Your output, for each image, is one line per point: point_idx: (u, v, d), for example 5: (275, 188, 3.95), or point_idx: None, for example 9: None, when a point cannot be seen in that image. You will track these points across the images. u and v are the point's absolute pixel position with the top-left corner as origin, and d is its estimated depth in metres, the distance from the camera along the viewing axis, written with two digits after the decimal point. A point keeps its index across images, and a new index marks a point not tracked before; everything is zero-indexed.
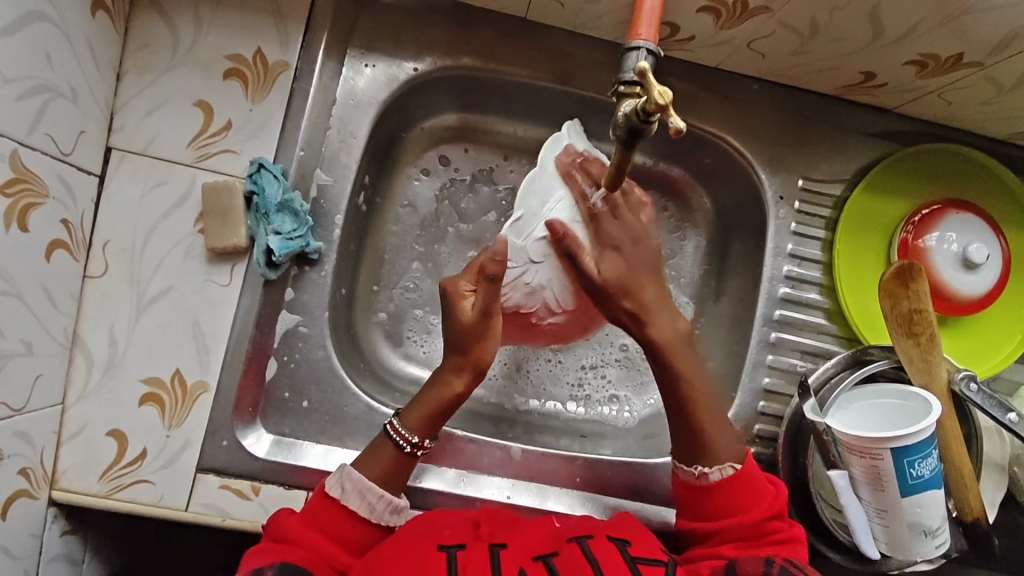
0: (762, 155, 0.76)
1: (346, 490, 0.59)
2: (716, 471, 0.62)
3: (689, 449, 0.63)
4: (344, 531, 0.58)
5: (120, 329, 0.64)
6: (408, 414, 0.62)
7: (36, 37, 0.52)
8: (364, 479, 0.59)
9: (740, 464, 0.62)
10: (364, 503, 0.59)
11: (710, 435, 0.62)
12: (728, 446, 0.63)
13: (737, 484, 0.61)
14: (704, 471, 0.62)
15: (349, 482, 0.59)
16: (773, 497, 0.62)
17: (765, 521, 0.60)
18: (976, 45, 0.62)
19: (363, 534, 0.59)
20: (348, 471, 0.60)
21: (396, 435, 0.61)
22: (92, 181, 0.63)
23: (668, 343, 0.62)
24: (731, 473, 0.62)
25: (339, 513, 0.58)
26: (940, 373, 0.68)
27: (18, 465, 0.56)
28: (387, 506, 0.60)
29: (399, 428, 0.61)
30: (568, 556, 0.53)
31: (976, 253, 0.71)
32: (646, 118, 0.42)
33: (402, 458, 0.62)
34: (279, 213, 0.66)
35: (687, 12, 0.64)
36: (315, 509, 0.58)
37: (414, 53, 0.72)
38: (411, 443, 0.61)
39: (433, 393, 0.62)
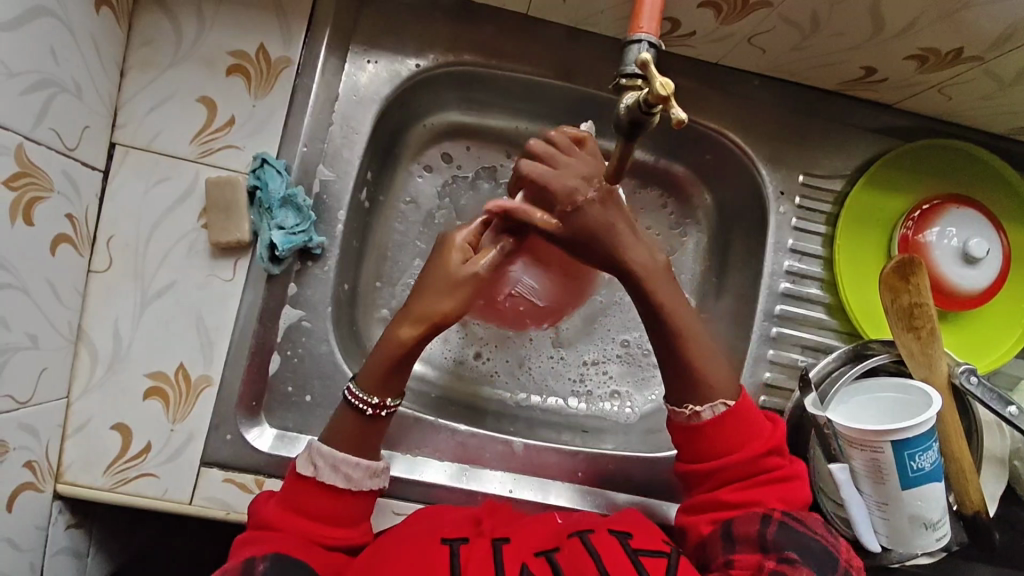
0: (763, 151, 0.77)
1: (319, 466, 0.59)
2: (707, 408, 0.60)
3: (680, 390, 0.61)
4: (325, 507, 0.58)
5: (124, 324, 0.64)
6: (363, 376, 0.61)
7: (41, 32, 0.53)
8: (335, 453, 0.59)
9: (734, 401, 0.60)
10: (340, 475, 0.59)
11: (704, 372, 0.60)
12: (723, 383, 0.61)
13: (733, 421, 0.60)
14: (697, 410, 0.60)
15: (318, 457, 0.59)
16: (770, 434, 0.61)
17: (763, 457, 0.60)
18: (975, 39, 0.62)
19: (346, 506, 0.59)
20: (318, 448, 0.59)
21: (355, 399, 0.60)
22: (96, 175, 0.63)
23: (650, 275, 0.59)
24: (723, 411, 0.60)
25: (316, 492, 0.58)
26: (940, 366, 0.68)
27: (24, 457, 0.57)
28: (366, 472, 0.60)
29: (355, 393, 0.60)
30: (569, 551, 0.54)
31: (977, 247, 0.71)
32: (648, 109, 0.43)
33: (368, 423, 0.61)
34: (283, 207, 0.67)
35: (687, 8, 0.65)
36: (294, 493, 0.58)
37: (416, 50, 0.73)
38: (370, 404, 0.60)
39: (385, 348, 0.61)
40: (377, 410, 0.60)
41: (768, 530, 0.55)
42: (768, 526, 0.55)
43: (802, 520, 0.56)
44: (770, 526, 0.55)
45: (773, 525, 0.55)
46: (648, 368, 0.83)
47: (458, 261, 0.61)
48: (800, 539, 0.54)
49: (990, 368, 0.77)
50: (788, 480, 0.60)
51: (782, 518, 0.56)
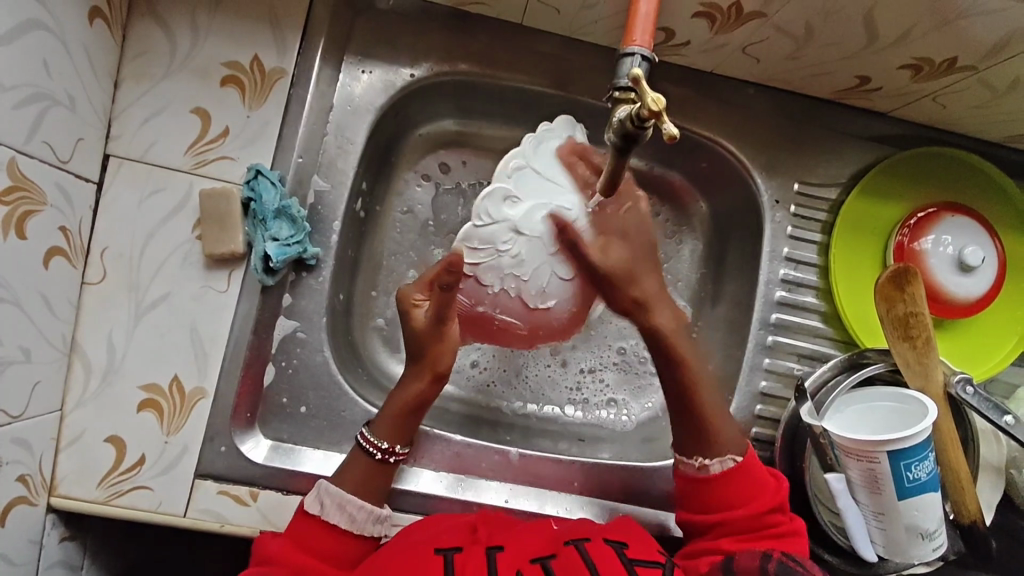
0: (758, 160, 0.77)
1: (324, 505, 0.59)
2: (717, 463, 0.62)
3: (692, 442, 0.64)
4: (326, 546, 0.58)
5: (118, 336, 0.64)
6: (376, 423, 0.63)
7: (34, 45, 0.53)
8: (342, 492, 0.60)
9: (742, 457, 0.63)
10: (344, 516, 0.59)
11: (715, 427, 0.63)
12: (732, 440, 0.64)
13: (740, 477, 0.62)
14: (706, 463, 0.63)
15: (326, 497, 0.59)
16: (773, 490, 0.62)
17: (768, 514, 0.60)
18: (968, 49, 0.62)
19: (348, 547, 0.59)
20: (325, 487, 0.60)
21: (367, 444, 0.62)
22: (90, 187, 0.63)
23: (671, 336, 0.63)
24: (732, 466, 0.62)
25: (321, 530, 0.58)
26: (936, 376, 0.68)
27: (17, 471, 0.57)
28: (369, 517, 0.60)
29: (369, 437, 0.62)
30: (565, 559, 0.53)
31: (972, 256, 0.71)
32: (640, 123, 0.42)
33: (374, 467, 0.62)
34: (277, 219, 0.67)
35: (681, 17, 0.65)
36: (296, 528, 0.58)
37: (410, 59, 0.73)
38: (379, 449, 0.62)
39: (398, 397, 0.63)
40: (382, 456, 0.62)
41: (769, 564, 0.54)
42: (768, 561, 0.54)
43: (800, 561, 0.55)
44: (769, 563, 0.54)
45: (772, 563, 0.54)
46: (645, 376, 0.82)
47: (421, 313, 0.61)
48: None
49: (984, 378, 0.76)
50: (789, 536, 0.60)
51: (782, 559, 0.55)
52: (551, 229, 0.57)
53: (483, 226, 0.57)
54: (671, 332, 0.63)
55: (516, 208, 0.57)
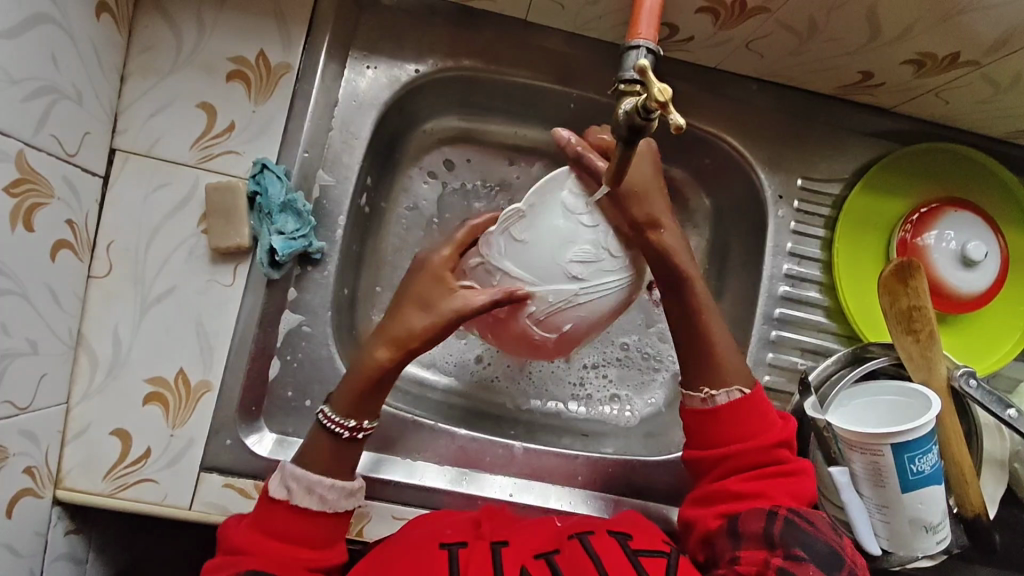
0: (761, 155, 0.77)
1: (290, 489, 0.57)
2: (722, 394, 0.61)
3: (699, 372, 0.62)
4: (300, 529, 0.57)
5: (124, 329, 0.64)
6: (336, 398, 0.60)
7: (42, 39, 0.53)
8: (307, 474, 0.58)
9: (749, 388, 0.62)
10: (314, 498, 0.58)
11: (722, 357, 0.62)
12: (738, 371, 0.62)
13: (746, 408, 0.61)
14: (711, 394, 0.61)
15: (290, 479, 0.58)
16: (779, 424, 0.61)
17: (776, 447, 0.60)
18: (971, 44, 0.63)
19: (323, 529, 0.58)
20: (288, 471, 0.58)
21: (329, 422, 0.59)
22: (96, 181, 0.63)
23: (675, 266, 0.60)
24: (739, 396, 0.61)
25: (289, 514, 0.57)
26: (939, 369, 0.68)
27: (23, 463, 0.57)
28: (339, 493, 0.58)
29: (329, 415, 0.60)
30: (569, 554, 0.54)
31: (974, 251, 0.71)
32: (647, 115, 0.42)
33: (339, 446, 0.60)
34: (283, 213, 0.67)
35: (685, 13, 0.65)
36: (266, 514, 0.57)
37: (415, 55, 0.73)
38: (343, 427, 0.59)
39: (357, 374, 0.60)
40: (348, 434, 0.59)
41: (774, 526, 0.55)
42: (773, 523, 0.55)
43: (806, 516, 0.56)
44: (776, 521, 0.55)
45: (778, 523, 0.55)
46: (649, 372, 0.82)
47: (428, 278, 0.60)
48: (806, 538, 0.54)
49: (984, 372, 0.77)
50: (795, 473, 0.60)
51: (788, 516, 0.56)
52: (525, 263, 0.57)
53: (470, 260, 0.60)
54: (681, 254, 0.61)
55: (493, 245, 0.58)
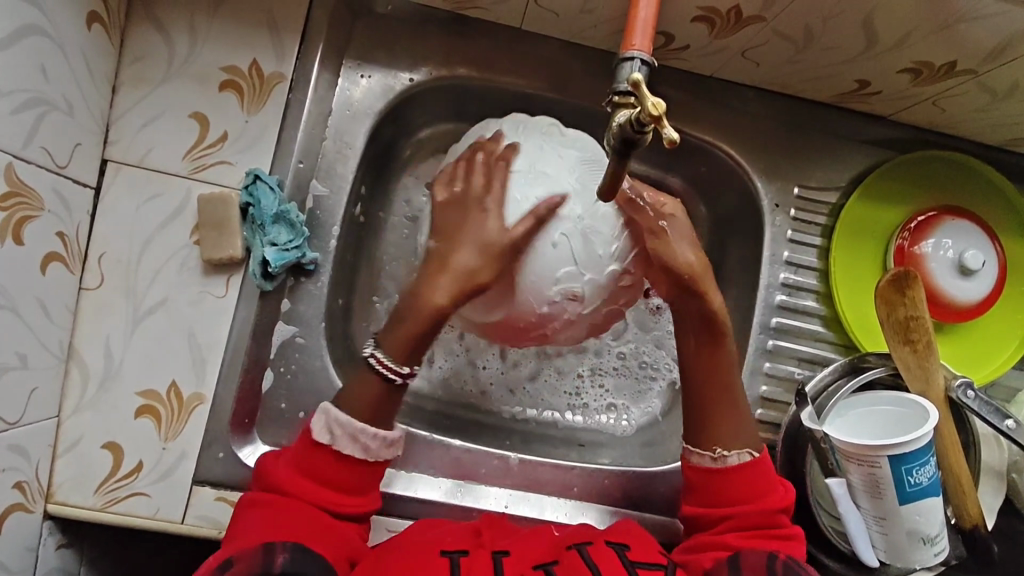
0: (757, 163, 0.76)
1: (335, 435, 0.58)
2: (733, 454, 0.62)
3: (713, 431, 0.63)
4: (335, 473, 0.58)
5: (115, 342, 0.64)
6: (389, 343, 0.60)
7: (32, 50, 0.53)
8: (354, 422, 0.58)
9: (758, 453, 0.63)
10: (359, 446, 0.58)
11: (731, 419, 0.64)
12: (748, 436, 0.64)
13: (756, 471, 0.62)
14: (723, 454, 0.62)
15: (334, 424, 0.58)
16: (783, 494, 0.62)
17: (776, 513, 0.61)
18: (967, 54, 0.62)
19: (361, 475, 0.58)
20: (333, 415, 0.58)
21: (386, 369, 0.59)
22: (88, 192, 0.62)
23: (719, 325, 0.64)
24: (749, 459, 0.62)
25: (331, 460, 0.58)
26: (936, 379, 0.68)
27: (13, 479, 0.56)
28: (381, 443, 0.59)
29: (382, 360, 0.59)
30: (568, 563, 0.53)
31: (972, 259, 0.71)
32: (641, 128, 0.42)
33: (391, 392, 0.59)
34: (276, 224, 0.66)
35: (681, 21, 0.64)
36: (305, 456, 0.58)
37: (409, 63, 0.73)
38: (401, 373, 0.59)
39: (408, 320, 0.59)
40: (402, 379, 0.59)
41: (776, 563, 0.54)
42: (775, 560, 0.54)
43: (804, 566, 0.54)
44: (776, 562, 0.54)
45: (778, 561, 0.54)
46: (645, 381, 0.81)
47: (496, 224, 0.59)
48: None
49: (977, 381, 0.76)
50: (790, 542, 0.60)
51: (788, 560, 0.54)
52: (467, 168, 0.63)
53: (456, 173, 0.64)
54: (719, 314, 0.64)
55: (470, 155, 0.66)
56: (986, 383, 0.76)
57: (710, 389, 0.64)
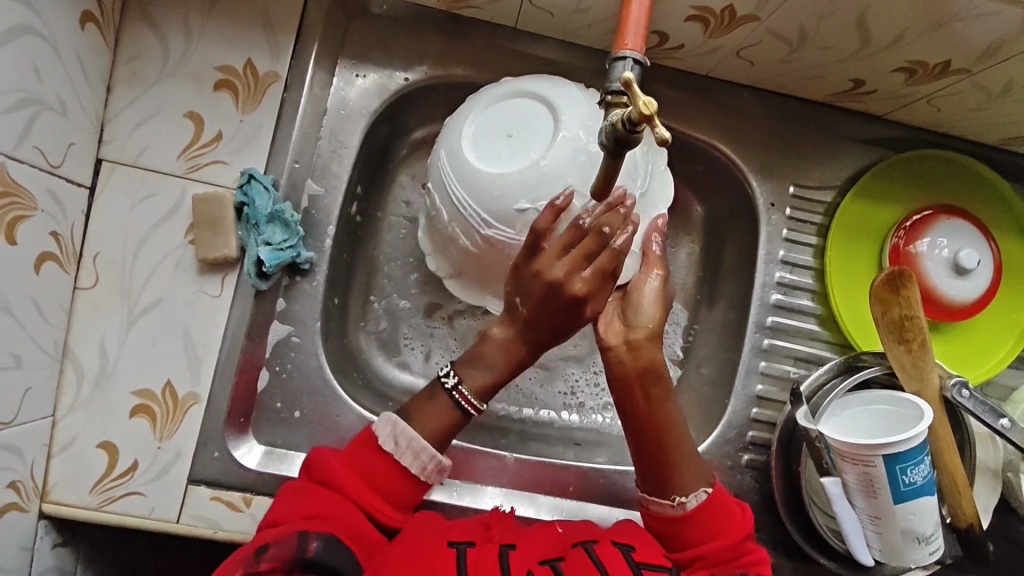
0: (753, 163, 0.76)
1: (398, 445, 0.57)
2: (692, 498, 0.58)
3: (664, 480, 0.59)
4: (388, 485, 0.57)
5: (110, 341, 0.64)
6: (470, 376, 0.60)
7: (25, 50, 0.53)
8: (418, 438, 0.58)
9: (711, 487, 0.59)
10: (415, 462, 0.58)
11: (679, 463, 0.59)
12: (697, 471, 0.60)
13: (713, 507, 0.58)
14: (682, 500, 0.58)
15: (402, 438, 0.58)
16: (741, 519, 0.59)
17: (741, 543, 0.58)
18: (961, 53, 0.62)
19: (411, 490, 0.58)
20: (403, 428, 0.58)
21: (464, 401, 0.60)
22: (82, 192, 0.63)
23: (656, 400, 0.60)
24: (706, 496, 0.58)
25: (389, 469, 0.57)
26: (931, 379, 0.68)
27: (7, 478, 0.56)
28: (435, 468, 0.59)
29: (468, 397, 0.60)
30: (574, 561, 0.53)
31: (967, 258, 0.71)
32: (632, 128, 0.42)
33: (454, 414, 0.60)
34: (270, 223, 0.66)
35: (675, 21, 0.64)
36: (362, 458, 0.57)
37: (404, 63, 0.73)
38: (477, 407, 0.60)
39: (505, 361, 0.60)
40: (452, 390, 0.60)
41: None
42: None
43: None
44: None
45: None
46: None
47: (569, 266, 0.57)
48: None
49: (970, 379, 0.76)
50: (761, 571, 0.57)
51: None
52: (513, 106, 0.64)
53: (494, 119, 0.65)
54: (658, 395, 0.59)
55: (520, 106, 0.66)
56: (978, 384, 0.76)
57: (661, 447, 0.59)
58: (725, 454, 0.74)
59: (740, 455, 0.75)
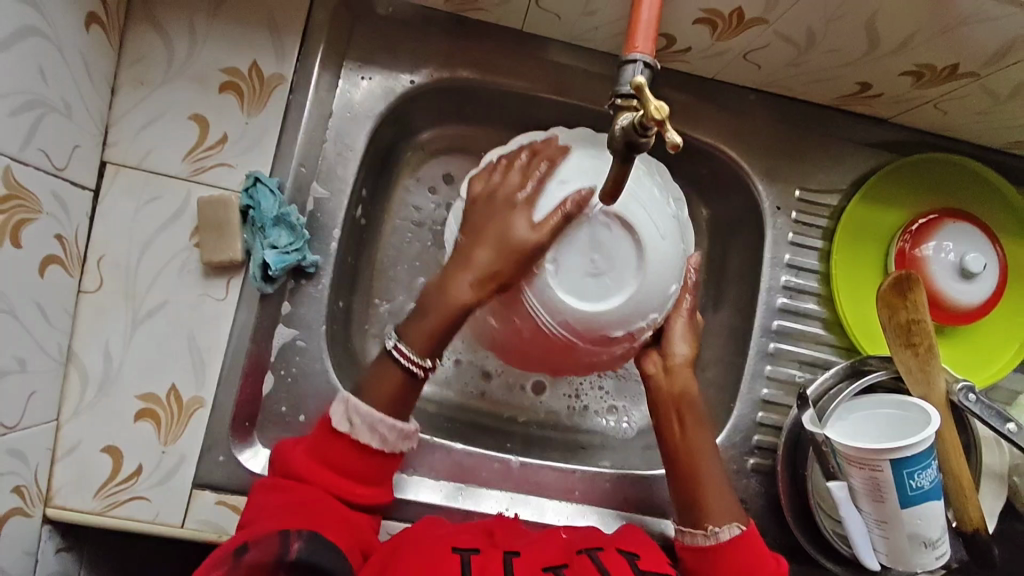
0: (759, 166, 0.76)
1: (354, 424, 0.58)
2: (724, 530, 0.61)
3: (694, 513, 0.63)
4: (356, 466, 0.58)
5: (115, 344, 0.63)
6: (412, 334, 0.60)
7: (30, 52, 0.52)
8: (372, 413, 0.58)
9: (745, 524, 0.61)
10: (375, 436, 0.58)
11: (710, 495, 0.63)
12: (730, 510, 0.63)
13: (745, 544, 0.60)
14: (715, 531, 0.61)
15: (355, 415, 0.58)
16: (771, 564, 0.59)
17: None
18: (970, 57, 0.62)
19: (374, 465, 0.59)
20: (355, 404, 0.58)
21: (405, 359, 0.60)
22: (87, 195, 0.62)
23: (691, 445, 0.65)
24: (739, 532, 0.60)
25: (347, 448, 0.58)
26: (938, 384, 0.67)
27: (12, 483, 0.56)
28: (399, 434, 0.59)
29: (406, 351, 0.60)
30: (579, 567, 0.53)
31: (973, 262, 0.71)
32: (644, 133, 0.42)
33: (408, 381, 0.60)
34: (276, 226, 0.66)
35: (683, 24, 0.64)
36: (324, 445, 0.59)
37: (410, 65, 0.72)
38: (422, 366, 0.60)
39: (439, 306, 0.60)
40: (392, 349, 0.60)
41: None
42: None
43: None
44: None
45: None
46: None
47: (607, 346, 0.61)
48: None
49: (977, 382, 0.76)
50: None
51: None
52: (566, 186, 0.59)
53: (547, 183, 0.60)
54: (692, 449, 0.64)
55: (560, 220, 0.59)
56: (984, 387, 0.76)
57: (691, 483, 0.63)
58: (730, 457, 0.74)
59: (745, 458, 0.75)
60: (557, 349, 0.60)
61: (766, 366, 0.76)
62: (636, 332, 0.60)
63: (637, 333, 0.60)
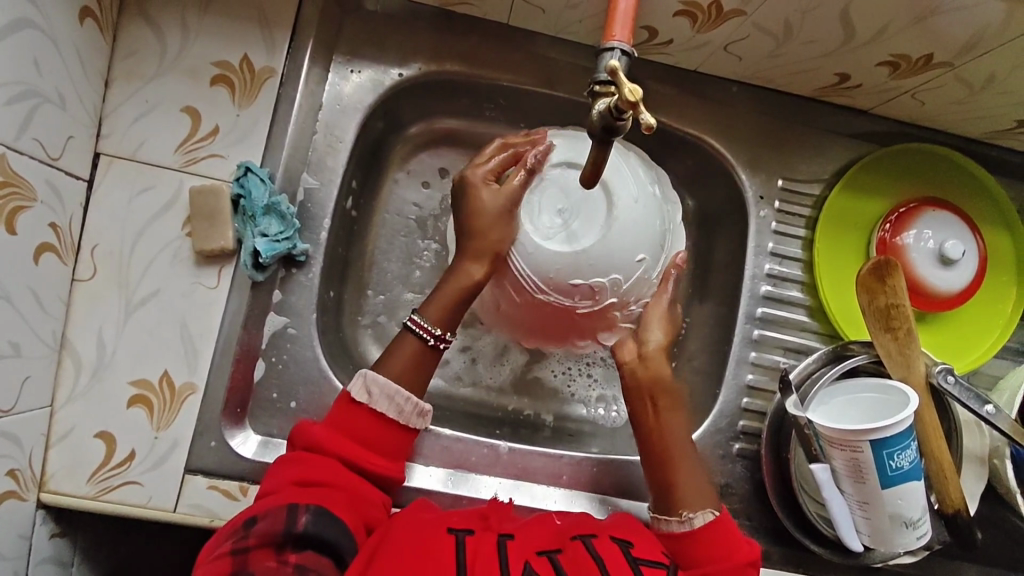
0: (742, 157, 0.78)
1: (372, 394, 0.60)
2: (699, 516, 0.61)
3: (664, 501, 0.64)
4: (372, 433, 0.60)
5: (108, 332, 0.64)
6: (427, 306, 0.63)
7: (25, 44, 0.54)
8: (390, 384, 0.61)
9: (719, 510, 0.62)
10: (392, 406, 0.61)
11: (682, 480, 0.64)
12: (705, 496, 0.64)
13: (718, 530, 0.61)
14: (690, 516, 0.62)
15: (373, 386, 0.60)
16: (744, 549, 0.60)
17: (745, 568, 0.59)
18: (943, 46, 0.64)
19: (392, 436, 0.60)
20: (372, 378, 0.61)
21: (418, 327, 0.63)
22: (80, 185, 0.63)
23: (667, 437, 0.65)
24: (714, 517, 0.61)
25: (367, 417, 0.60)
26: (917, 366, 0.69)
27: (6, 466, 0.57)
28: (414, 409, 0.61)
29: (420, 321, 0.63)
30: (572, 554, 0.54)
31: (952, 249, 0.72)
32: (619, 115, 0.43)
33: (422, 350, 0.63)
34: (266, 215, 0.68)
35: (663, 16, 0.66)
36: (342, 416, 0.60)
37: (399, 59, 0.74)
38: (433, 333, 0.63)
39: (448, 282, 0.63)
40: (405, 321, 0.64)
41: None
42: None
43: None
44: None
45: None
46: None
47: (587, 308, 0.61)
48: None
49: (956, 368, 0.77)
50: None
51: None
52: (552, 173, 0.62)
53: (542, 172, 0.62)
54: (669, 437, 0.65)
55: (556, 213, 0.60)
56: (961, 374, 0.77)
57: (666, 468, 0.64)
58: (716, 443, 0.75)
59: (731, 444, 0.76)
60: (545, 311, 0.62)
61: (750, 353, 0.77)
62: (599, 291, 0.60)
63: (599, 293, 0.60)
